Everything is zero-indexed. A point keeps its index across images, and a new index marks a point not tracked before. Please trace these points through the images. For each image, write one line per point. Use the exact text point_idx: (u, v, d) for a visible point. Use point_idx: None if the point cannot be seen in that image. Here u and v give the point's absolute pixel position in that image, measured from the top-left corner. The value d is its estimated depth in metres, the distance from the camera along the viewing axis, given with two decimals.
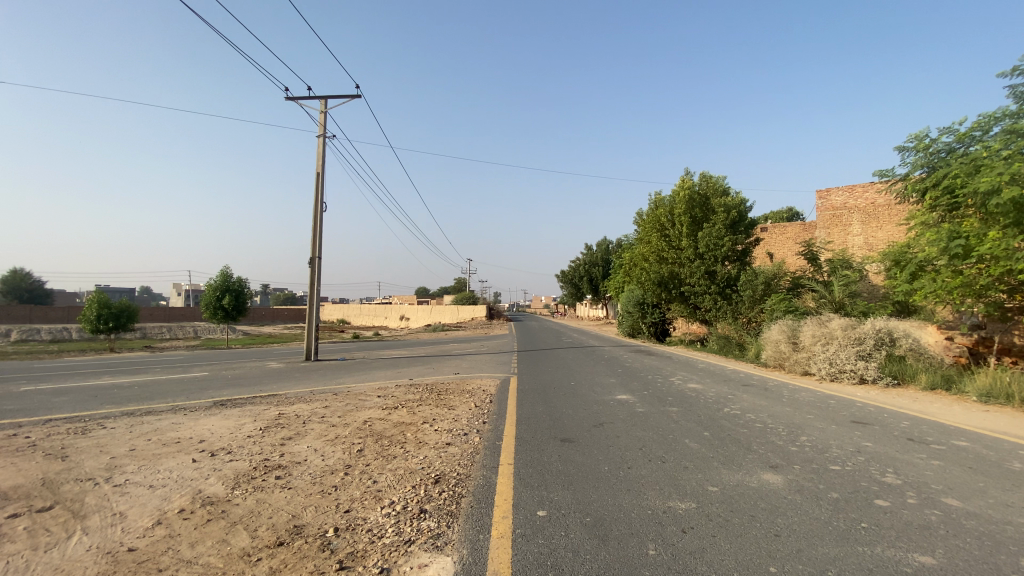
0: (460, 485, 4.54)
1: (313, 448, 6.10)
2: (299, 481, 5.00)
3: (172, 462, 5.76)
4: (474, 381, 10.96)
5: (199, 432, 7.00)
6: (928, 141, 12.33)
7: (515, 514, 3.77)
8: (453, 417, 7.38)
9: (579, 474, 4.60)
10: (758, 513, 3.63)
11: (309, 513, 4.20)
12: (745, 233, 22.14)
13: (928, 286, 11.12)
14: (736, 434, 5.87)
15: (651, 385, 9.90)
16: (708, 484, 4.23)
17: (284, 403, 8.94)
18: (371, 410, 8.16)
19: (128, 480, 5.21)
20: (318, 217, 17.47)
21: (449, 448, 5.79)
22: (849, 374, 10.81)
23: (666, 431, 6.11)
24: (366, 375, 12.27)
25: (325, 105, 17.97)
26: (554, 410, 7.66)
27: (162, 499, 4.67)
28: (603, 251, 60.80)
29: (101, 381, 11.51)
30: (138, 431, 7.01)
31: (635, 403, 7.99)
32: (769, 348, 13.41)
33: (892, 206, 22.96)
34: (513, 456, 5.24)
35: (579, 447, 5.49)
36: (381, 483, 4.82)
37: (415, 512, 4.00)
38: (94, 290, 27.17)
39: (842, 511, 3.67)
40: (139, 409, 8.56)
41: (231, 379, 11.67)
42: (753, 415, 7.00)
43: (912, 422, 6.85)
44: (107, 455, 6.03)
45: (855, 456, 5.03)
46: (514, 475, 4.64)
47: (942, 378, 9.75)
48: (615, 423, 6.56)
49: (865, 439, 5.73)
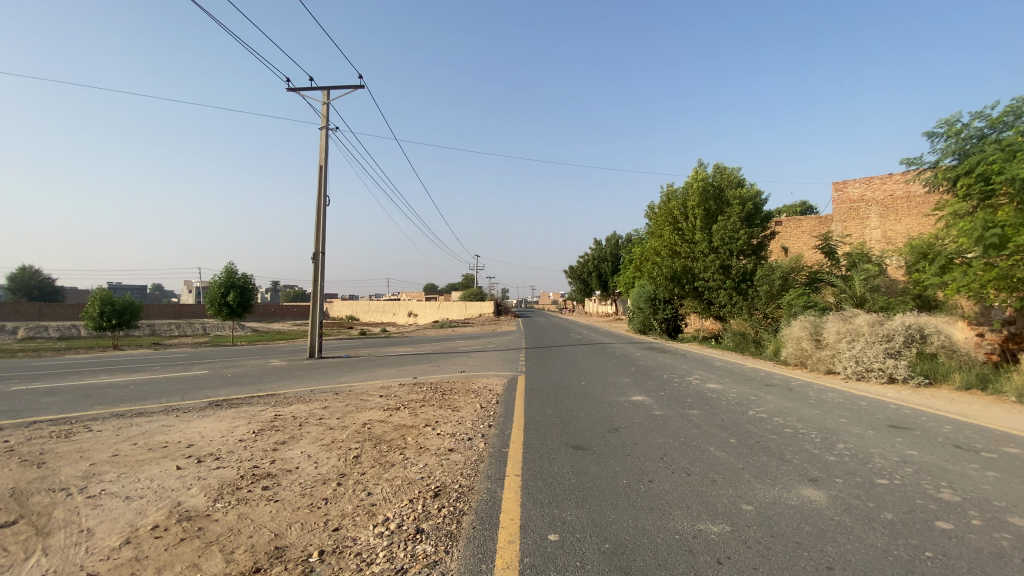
0: (462, 500, 4.09)
1: (307, 454, 5.66)
2: (287, 493, 4.56)
3: (155, 469, 5.37)
4: (480, 381, 10.50)
5: (188, 435, 6.61)
6: (959, 126, 11.74)
7: (523, 538, 3.32)
8: (457, 419, 6.92)
9: (594, 488, 4.12)
10: (803, 540, 3.15)
11: (294, 532, 3.76)
12: (761, 226, 21.52)
13: (959, 280, 10.41)
14: (766, 441, 5.36)
15: (667, 385, 9.38)
16: (741, 502, 3.75)
17: (282, 404, 8.52)
18: (372, 412, 7.71)
19: (104, 490, 4.81)
20: (322, 210, 17.09)
21: (451, 455, 5.34)
22: (876, 374, 10.21)
23: (688, 437, 5.63)
24: (368, 374, 11.81)
25: (328, 97, 17.56)
26: (565, 412, 7.20)
27: (136, 513, 4.27)
28: (614, 247, 59.77)
29: (97, 380, 11.19)
30: (125, 435, 6.64)
31: (651, 405, 7.49)
32: (790, 345, 12.83)
33: (912, 198, 22.30)
34: (521, 466, 4.79)
35: (593, 456, 5.02)
36: (376, 495, 4.37)
37: (411, 533, 3.55)
38: (99, 287, 27.05)
39: (900, 537, 3.17)
40: (129, 410, 8.18)
41: (230, 378, 11.27)
42: (780, 418, 6.48)
43: (955, 426, 6.28)
44: (87, 461, 5.64)
45: (902, 467, 4.51)
46: (522, 489, 4.19)
47: (978, 377, 9.15)
48: (632, 428, 6.08)
49: (908, 447, 5.19)
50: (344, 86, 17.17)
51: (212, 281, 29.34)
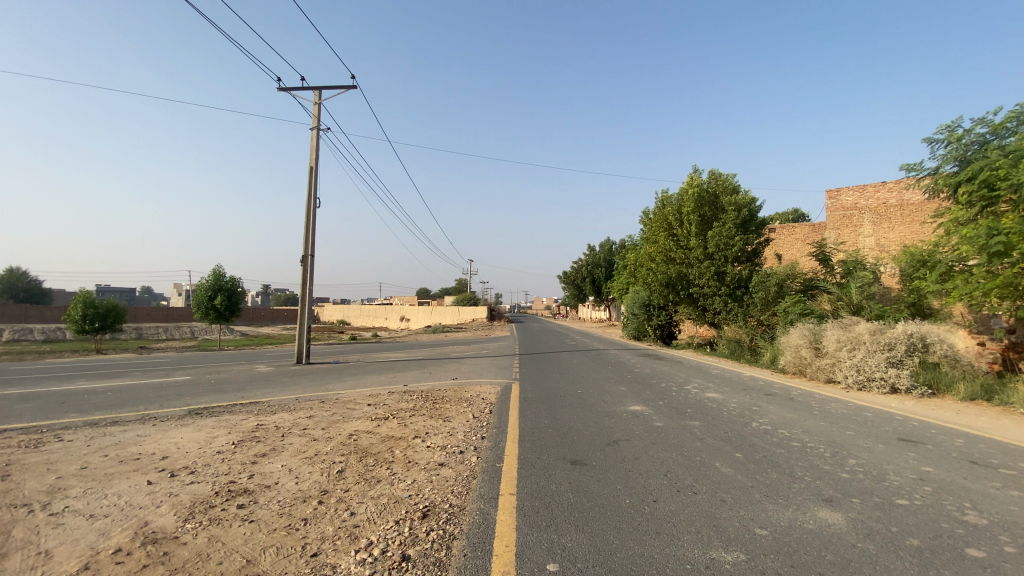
0: (452, 522, 3.79)
1: (288, 469, 5.34)
2: (264, 513, 4.23)
3: (125, 484, 5.02)
4: (472, 388, 10.20)
5: (164, 446, 6.25)
6: (960, 132, 11.62)
7: (520, 568, 3.02)
8: (448, 430, 6.61)
9: (595, 510, 3.82)
10: (827, 572, 2.86)
11: (268, 558, 3.45)
12: (756, 233, 21.29)
13: (961, 288, 10.28)
14: (774, 456, 5.08)
15: (665, 394, 9.11)
16: (754, 526, 3.47)
17: (266, 413, 8.15)
18: (358, 422, 7.37)
19: (67, 507, 4.46)
20: (312, 212, 16.76)
21: (441, 470, 5.03)
22: (878, 383, 10.03)
23: (691, 450, 5.35)
24: (356, 381, 11.43)
25: (319, 96, 17.32)
26: (561, 423, 6.92)
27: (98, 535, 3.93)
28: (608, 253, 59.70)
29: (73, 386, 10.73)
30: (97, 445, 6.26)
31: (650, 416, 7.21)
32: (789, 353, 12.62)
33: (905, 206, 22.21)
34: (515, 484, 4.50)
35: (592, 471, 4.74)
36: (359, 516, 4.06)
37: (395, 561, 3.23)
38: (83, 290, 26.51)
39: (930, 567, 2.90)
40: (104, 418, 7.78)
41: (212, 384, 10.85)
42: (785, 430, 6.22)
43: (968, 440, 6.05)
44: (54, 474, 5.27)
45: (920, 487, 4.30)
46: (517, 511, 3.89)
47: (982, 389, 8.94)
48: (632, 441, 5.79)
49: (922, 463, 4.97)
50: (335, 86, 16.95)
51: (200, 284, 28.81)
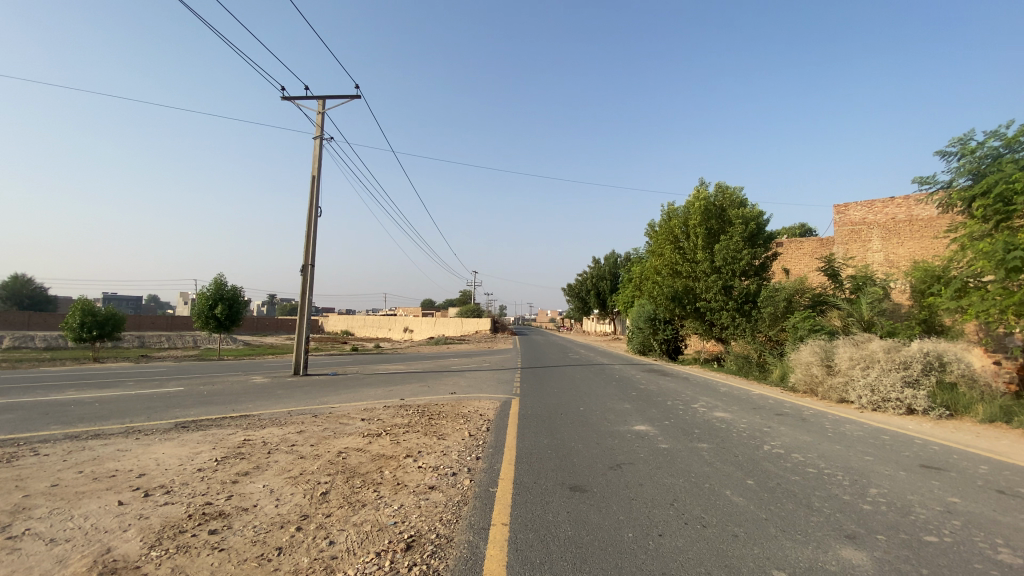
0: (437, 556, 3.46)
1: (269, 489, 5.03)
2: (236, 540, 3.92)
3: (95, 504, 4.70)
4: (471, 404, 9.86)
5: (143, 462, 5.94)
6: (974, 145, 11.33)
7: None
8: (442, 449, 6.29)
9: (595, 544, 3.50)
10: None
11: None
12: (764, 247, 20.92)
13: (976, 304, 9.90)
14: (789, 484, 4.72)
15: (671, 413, 8.78)
16: (770, 567, 3.13)
17: (254, 428, 7.83)
18: (349, 439, 7.05)
19: (28, 530, 4.14)
20: (312, 222, 16.56)
21: (430, 494, 4.71)
22: (894, 405, 9.61)
23: (699, 477, 5.00)
24: (351, 395, 11.11)
25: (323, 106, 17.22)
26: (562, 444, 6.57)
27: (54, 563, 3.60)
28: (612, 266, 59.43)
29: (61, 396, 10.44)
30: (74, 460, 5.96)
31: (656, 437, 6.86)
32: (799, 371, 12.26)
33: (914, 221, 21.86)
34: (509, 513, 4.17)
35: (593, 500, 4.40)
36: (338, 545, 3.74)
37: None
38: (81, 297, 26.34)
39: None
40: (86, 431, 7.48)
41: (204, 396, 10.57)
42: (799, 455, 5.86)
43: (992, 466, 5.67)
44: (21, 492, 4.97)
45: (948, 521, 3.94)
46: (509, 544, 3.56)
47: (1002, 410, 8.55)
48: (636, 465, 5.44)
49: (948, 494, 4.61)
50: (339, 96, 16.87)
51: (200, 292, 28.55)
